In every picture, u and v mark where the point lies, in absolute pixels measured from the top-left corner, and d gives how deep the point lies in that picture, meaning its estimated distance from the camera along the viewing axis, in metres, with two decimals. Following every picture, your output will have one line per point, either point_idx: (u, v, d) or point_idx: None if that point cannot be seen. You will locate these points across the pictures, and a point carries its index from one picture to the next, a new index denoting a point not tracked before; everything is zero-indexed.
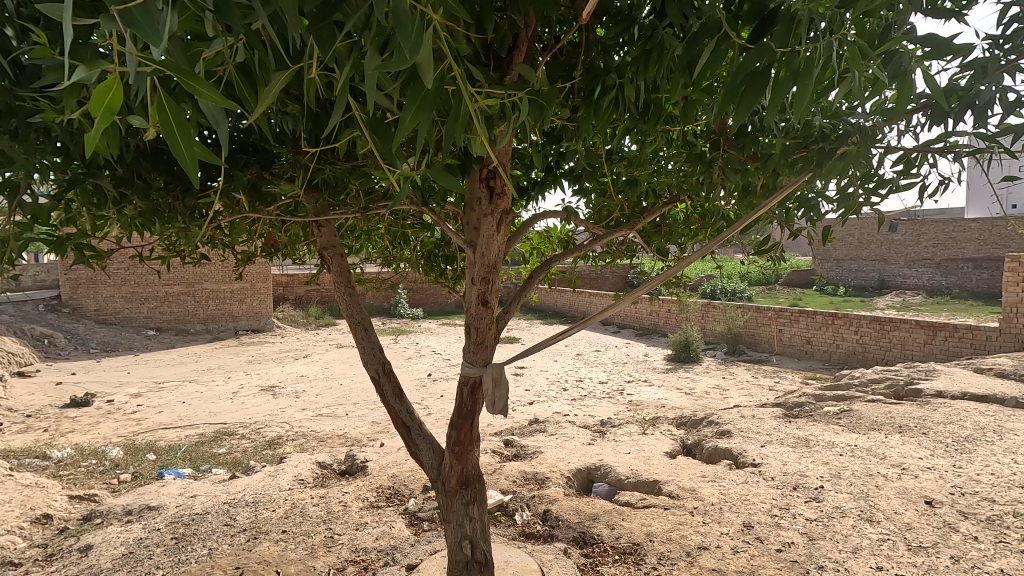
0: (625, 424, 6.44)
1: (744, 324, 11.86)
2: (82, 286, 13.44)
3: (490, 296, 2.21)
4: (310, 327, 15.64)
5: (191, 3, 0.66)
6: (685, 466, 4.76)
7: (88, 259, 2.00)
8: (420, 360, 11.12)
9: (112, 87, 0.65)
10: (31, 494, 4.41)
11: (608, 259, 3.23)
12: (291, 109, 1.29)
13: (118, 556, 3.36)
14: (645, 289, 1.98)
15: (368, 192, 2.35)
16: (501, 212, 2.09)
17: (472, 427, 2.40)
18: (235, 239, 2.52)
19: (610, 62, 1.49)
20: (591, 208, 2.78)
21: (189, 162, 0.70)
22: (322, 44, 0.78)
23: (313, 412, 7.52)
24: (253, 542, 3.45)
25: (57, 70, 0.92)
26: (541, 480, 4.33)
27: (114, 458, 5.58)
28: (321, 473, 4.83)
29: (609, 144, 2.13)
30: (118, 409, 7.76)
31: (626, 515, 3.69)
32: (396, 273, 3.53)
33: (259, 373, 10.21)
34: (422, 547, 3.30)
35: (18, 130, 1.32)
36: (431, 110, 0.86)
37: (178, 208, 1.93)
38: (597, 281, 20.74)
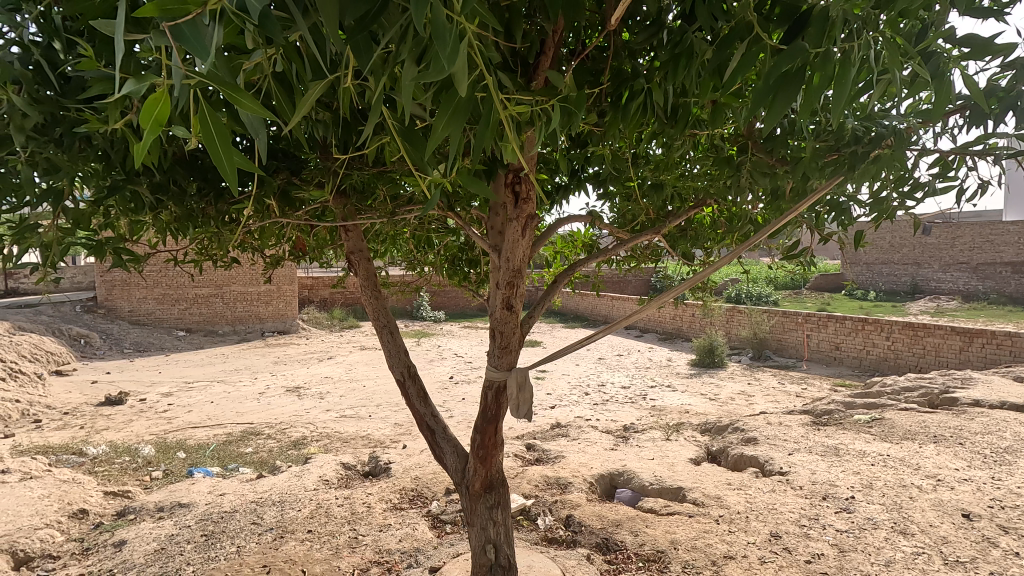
0: (649, 429, 6.37)
1: (770, 329, 11.64)
2: (116, 287, 13.83)
3: (515, 300, 2.21)
4: (334, 330, 15.87)
5: (236, 18, 0.68)
6: (710, 473, 4.69)
7: (126, 262, 2.07)
8: (442, 363, 11.18)
9: (160, 100, 0.66)
10: (68, 490, 4.54)
11: (631, 264, 3.20)
12: (323, 116, 1.32)
13: (150, 552, 3.44)
14: (669, 293, 1.93)
15: (394, 197, 2.38)
16: (526, 216, 2.10)
17: (496, 430, 2.40)
18: (264, 243, 2.57)
19: (637, 68, 1.48)
20: (616, 212, 2.77)
21: (228, 171, 0.71)
22: (359, 56, 0.79)
23: (337, 413, 7.61)
24: (279, 542, 3.50)
25: (106, 83, 0.95)
26: (564, 485, 4.30)
27: (146, 456, 5.73)
28: (345, 474, 4.88)
29: (635, 148, 2.12)
30: (149, 408, 7.97)
31: (650, 522, 3.64)
32: (420, 276, 3.54)
33: (285, 374, 10.39)
34: (444, 550, 3.32)
35: (64, 138, 1.38)
36: (463, 117, 0.87)
37: (210, 213, 1.97)
38: (620, 286, 20.59)
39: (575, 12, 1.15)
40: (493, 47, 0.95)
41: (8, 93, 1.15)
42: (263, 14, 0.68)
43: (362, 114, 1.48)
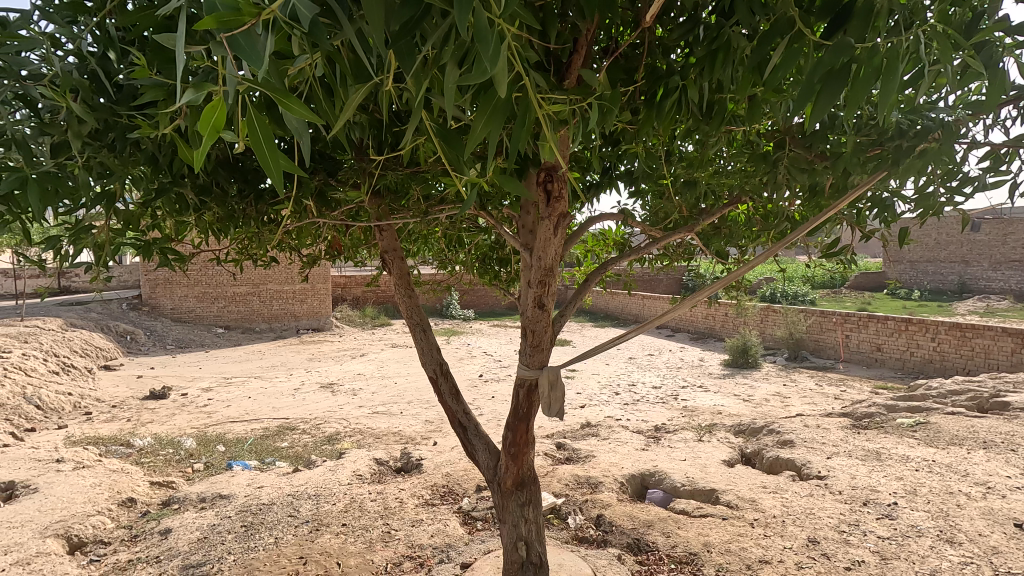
0: (681, 430, 6.29)
1: (807, 329, 11.35)
2: (160, 286, 14.36)
3: (547, 299, 2.22)
4: (366, 328, 16.16)
5: (287, 25, 0.70)
6: (745, 475, 4.60)
7: (171, 261, 2.15)
8: (472, 361, 11.25)
9: (217, 108, 0.69)
10: (117, 479, 4.75)
11: (663, 262, 3.17)
12: (361, 118, 1.35)
13: (194, 541, 3.58)
14: (704, 292, 1.91)
15: (427, 197, 2.41)
16: (558, 215, 2.10)
17: (528, 428, 2.42)
18: (302, 242, 2.63)
19: (672, 64, 1.47)
20: (648, 210, 2.75)
21: (275, 172, 0.74)
22: (401, 60, 0.80)
23: (369, 410, 7.75)
24: (315, 534, 3.59)
25: (159, 89, 1.00)
26: (594, 485, 4.29)
27: (188, 448, 5.95)
28: (378, 469, 4.97)
29: (669, 145, 2.09)
30: (191, 402, 8.26)
31: (682, 523, 3.60)
32: (451, 274, 3.58)
33: (319, 370, 10.63)
34: (476, 546, 3.35)
35: (116, 143, 1.43)
36: (501, 118, 0.88)
37: (250, 213, 2.03)
38: (650, 284, 20.38)
39: (610, 11, 1.15)
40: (529, 48, 0.96)
41: (67, 100, 1.20)
42: (311, 22, 0.71)
43: (398, 116, 1.51)
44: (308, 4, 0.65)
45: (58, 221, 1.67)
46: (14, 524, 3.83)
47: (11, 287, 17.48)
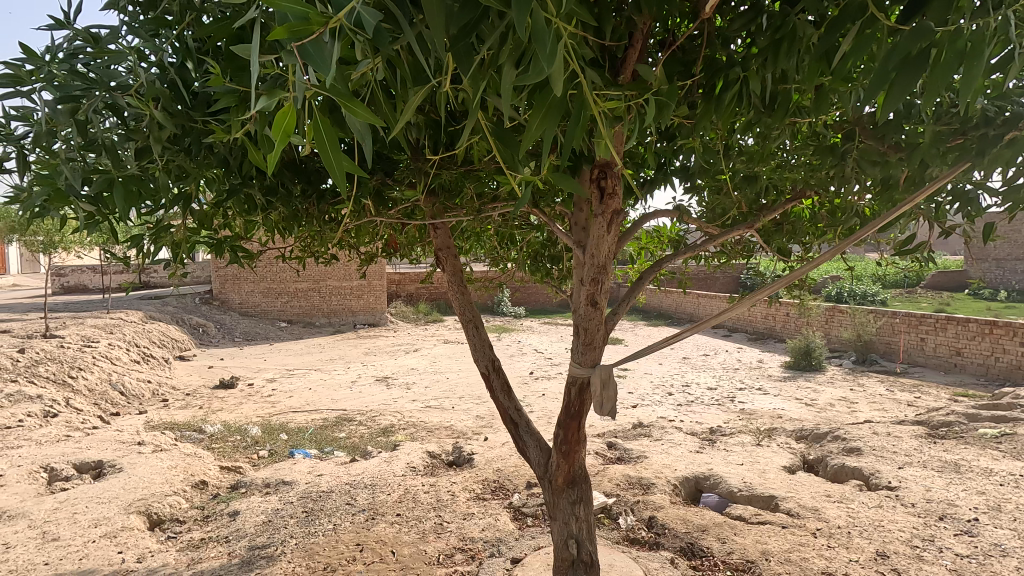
0: (737, 433, 6.09)
1: (877, 331, 10.72)
2: (229, 281, 15.19)
3: (599, 297, 2.20)
4: (420, 323, 16.52)
5: (352, 33, 0.74)
6: (807, 483, 4.40)
7: (241, 258, 2.27)
8: (523, 358, 11.30)
9: (287, 114, 0.73)
10: (190, 462, 5.08)
11: (721, 260, 3.07)
12: (418, 119, 1.39)
13: (259, 524, 3.78)
14: (764, 291, 1.83)
15: (480, 195, 2.44)
16: (612, 212, 2.08)
17: (579, 426, 2.41)
18: (360, 240, 2.72)
19: (732, 55, 1.43)
20: (705, 206, 2.67)
21: (339, 174, 0.77)
22: (460, 63, 0.83)
23: (422, 403, 7.92)
24: (371, 522, 3.72)
25: (232, 96, 1.07)
26: (647, 486, 4.21)
27: (254, 435, 6.28)
28: (430, 462, 5.08)
29: (728, 139, 2.03)
30: (257, 392, 8.71)
31: (739, 529, 3.49)
32: (502, 272, 3.60)
33: (375, 364, 10.95)
34: (526, 542, 3.37)
35: (192, 148, 1.52)
36: (557, 116, 0.88)
37: (312, 212, 2.12)
38: (707, 282, 19.81)
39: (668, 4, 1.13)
40: (586, 45, 0.96)
41: (150, 108, 1.30)
42: (376, 29, 0.74)
43: (454, 115, 1.54)
44: (373, 12, 0.68)
45: (140, 220, 1.80)
46: (103, 500, 4.16)
47: (99, 281, 18.94)
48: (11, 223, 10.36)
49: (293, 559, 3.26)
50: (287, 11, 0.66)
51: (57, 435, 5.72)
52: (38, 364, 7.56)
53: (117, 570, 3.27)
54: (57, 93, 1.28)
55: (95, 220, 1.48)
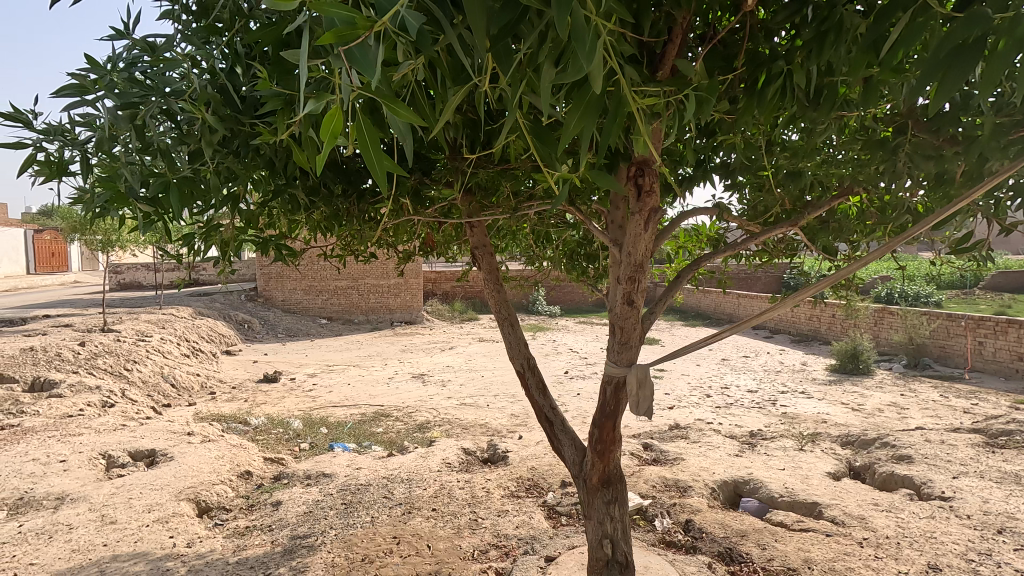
0: (779, 437, 5.91)
1: (930, 334, 10.22)
2: (273, 279, 15.71)
3: (636, 296, 2.18)
4: (455, 322, 16.70)
5: (396, 35, 0.76)
6: (854, 490, 4.24)
7: (285, 256, 2.34)
8: (557, 357, 11.25)
9: (334, 116, 0.76)
10: (236, 453, 5.28)
11: (762, 259, 3.00)
12: (455, 118, 1.40)
13: (301, 514, 3.91)
14: (809, 291, 1.77)
15: (516, 194, 2.45)
16: (649, 210, 2.05)
17: (615, 426, 2.39)
18: (399, 240, 2.76)
19: (775, 48, 1.39)
20: (745, 204, 2.61)
21: (380, 174, 0.79)
22: (500, 62, 0.84)
23: (457, 401, 8.01)
24: (408, 516, 3.78)
25: (278, 99, 1.11)
26: (683, 489, 4.14)
27: (296, 429, 6.48)
28: (465, 459, 5.13)
29: (771, 134, 1.97)
30: (298, 386, 8.98)
31: (780, 536, 3.40)
32: (538, 270, 3.60)
33: (411, 361, 11.12)
34: (560, 541, 3.38)
35: (240, 150, 1.58)
36: (595, 113, 0.88)
37: (352, 211, 2.17)
38: (747, 282, 19.30)
39: None
40: (625, 42, 0.95)
41: (203, 112, 1.36)
42: (419, 31, 0.77)
43: (490, 114, 1.55)
44: (416, 15, 0.71)
45: (192, 220, 1.88)
46: (156, 486, 4.37)
47: (152, 278, 19.84)
48: (73, 223, 10.96)
49: (332, 549, 3.35)
50: (335, 16, 0.69)
51: (114, 424, 6.03)
52: (97, 357, 7.98)
53: (169, 554, 3.42)
54: (118, 99, 1.36)
55: (152, 220, 1.56)
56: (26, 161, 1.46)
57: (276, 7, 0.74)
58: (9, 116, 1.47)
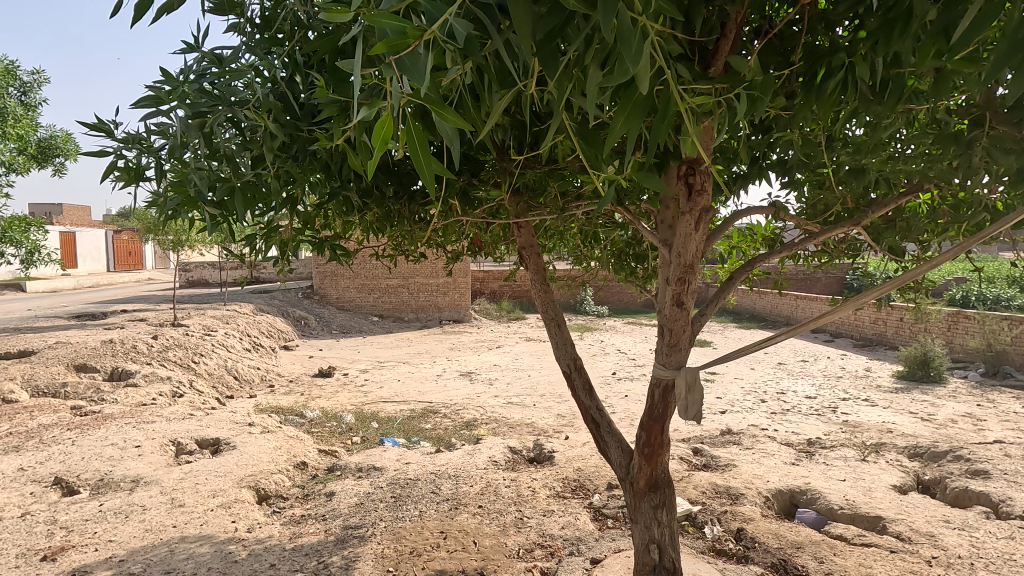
0: (840, 446, 5.64)
1: (1011, 341, 9.48)
2: (328, 278, 16.28)
3: (686, 297, 2.14)
4: (503, 321, 16.82)
5: (445, 42, 0.79)
6: (922, 506, 4.00)
7: (339, 256, 2.42)
8: (605, 358, 11.13)
9: (386, 122, 0.78)
10: (293, 444, 5.51)
11: (822, 260, 2.86)
12: (503, 120, 1.42)
13: (353, 505, 4.04)
14: (873, 293, 1.68)
15: (564, 194, 2.44)
16: (701, 210, 2.01)
17: (663, 430, 2.35)
18: (448, 240, 2.81)
19: (837, 40, 1.34)
20: (804, 202, 2.51)
21: (429, 176, 0.82)
22: (546, 65, 0.84)
23: (504, 399, 8.06)
24: (455, 512, 3.84)
25: (334, 106, 1.16)
26: (735, 496, 4.02)
27: (348, 422, 6.70)
28: (511, 457, 5.15)
29: (831, 129, 1.89)
30: (351, 381, 9.28)
31: (839, 550, 3.25)
32: (586, 270, 3.57)
33: (459, 359, 11.27)
34: (606, 544, 3.36)
35: (299, 154, 1.65)
36: (642, 113, 0.88)
37: (403, 212, 2.23)
38: (806, 283, 18.48)
39: None
40: (674, 40, 0.94)
41: (266, 120, 1.43)
42: (466, 38, 0.79)
43: (538, 116, 1.57)
44: (464, 22, 0.73)
45: (254, 222, 1.98)
46: (220, 473, 4.62)
47: (217, 276, 20.97)
48: (148, 224, 11.71)
49: (382, 540, 3.45)
50: (386, 27, 0.72)
51: (183, 413, 6.41)
52: (168, 349, 8.50)
53: (231, 537, 3.61)
54: (189, 110, 1.45)
55: (218, 223, 1.66)
56: (108, 168, 1.58)
57: (331, 19, 0.77)
58: (93, 127, 1.60)
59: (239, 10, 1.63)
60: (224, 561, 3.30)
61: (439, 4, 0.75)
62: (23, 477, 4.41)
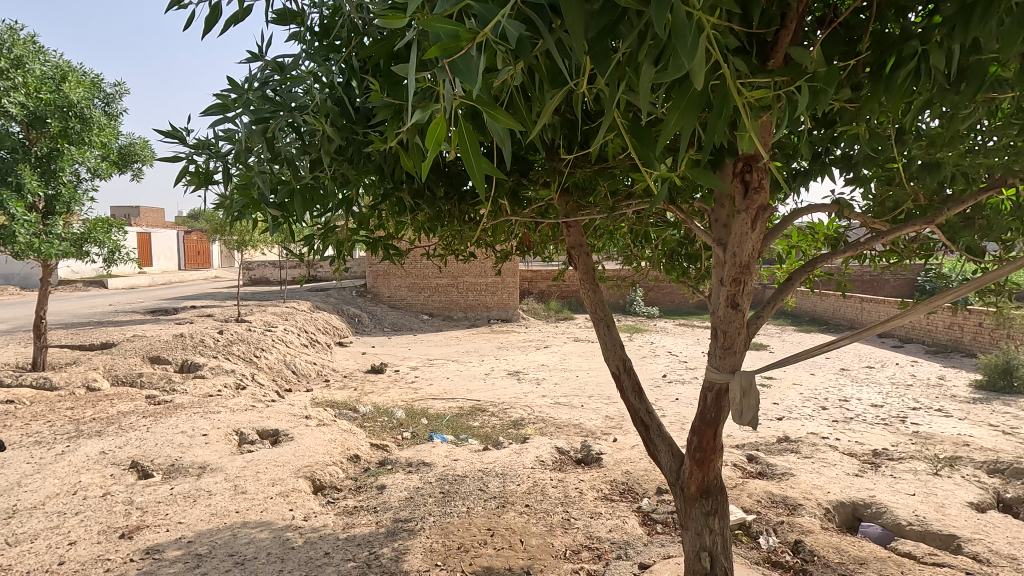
0: (909, 458, 5.31)
1: None
2: (380, 277, 16.71)
3: (741, 298, 2.07)
4: (551, 321, 16.79)
5: (497, 44, 0.79)
6: (1003, 526, 3.71)
7: (392, 255, 2.48)
8: (655, 360, 10.93)
9: (438, 124, 0.80)
10: (346, 437, 5.69)
11: (891, 261, 2.71)
12: (553, 120, 1.42)
13: (403, 498, 4.14)
14: (949, 295, 1.57)
15: (615, 193, 2.41)
16: (758, 208, 1.94)
17: (715, 435, 2.29)
18: (497, 239, 2.83)
19: (909, 27, 1.26)
20: (871, 199, 2.38)
21: (480, 176, 0.83)
22: (597, 63, 0.83)
23: (552, 399, 8.04)
24: (502, 509, 3.87)
25: (388, 108, 1.19)
26: (793, 506, 3.85)
27: (399, 418, 6.86)
28: (559, 457, 5.13)
29: (902, 122, 1.78)
30: (401, 378, 9.50)
31: (907, 568, 3.06)
32: (636, 270, 3.52)
33: (507, 358, 11.33)
34: (655, 549, 3.30)
35: (355, 157, 1.71)
36: (697, 109, 0.86)
37: (454, 212, 2.26)
38: (873, 285, 17.48)
39: None
40: (731, 33, 0.92)
41: (324, 124, 1.49)
42: (518, 39, 0.79)
43: (589, 115, 1.56)
44: (516, 24, 0.73)
45: (312, 223, 2.07)
46: (279, 463, 4.84)
47: (278, 274, 21.95)
48: (215, 225, 12.39)
49: (430, 535, 3.51)
50: (439, 31, 0.73)
51: (245, 404, 6.74)
52: (232, 343, 8.96)
53: (289, 524, 3.78)
54: (253, 116, 1.53)
55: (279, 223, 1.74)
56: (181, 173, 1.69)
57: (387, 25, 0.80)
58: (168, 134, 1.71)
59: (299, 19, 1.70)
60: (282, 547, 3.45)
61: (491, 7, 0.75)
62: (104, 459, 4.77)
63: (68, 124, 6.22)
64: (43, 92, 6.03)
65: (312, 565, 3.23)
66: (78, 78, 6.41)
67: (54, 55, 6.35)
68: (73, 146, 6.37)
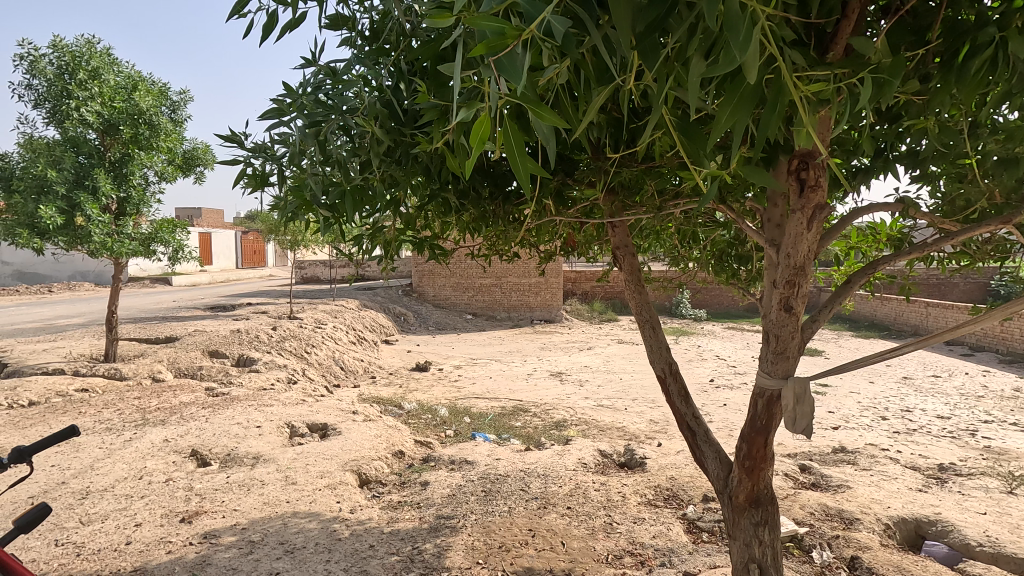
0: (979, 475, 4.97)
1: None
2: (425, 276, 16.99)
3: (795, 301, 1.98)
4: (594, 322, 16.64)
5: (543, 40, 0.79)
6: None
7: (437, 255, 2.51)
8: (703, 364, 10.64)
9: (482, 124, 0.80)
10: (391, 433, 5.81)
11: (962, 264, 2.53)
12: (600, 118, 1.40)
13: (446, 495, 4.20)
14: None
15: (662, 192, 2.36)
16: (814, 207, 1.85)
17: (766, 443, 2.20)
18: (540, 239, 2.82)
19: (985, 12, 1.18)
20: (939, 197, 2.24)
21: (524, 175, 0.82)
22: (645, 58, 0.82)
23: (595, 402, 7.96)
24: (543, 511, 3.85)
25: (434, 110, 1.21)
26: (849, 520, 3.67)
27: (442, 416, 6.94)
28: (601, 461, 5.07)
29: (976, 114, 1.67)
30: (445, 376, 9.63)
31: None
32: (683, 272, 3.43)
33: (550, 359, 11.30)
34: (701, 558, 3.22)
35: (402, 158, 1.74)
36: (750, 104, 0.83)
37: (498, 213, 2.27)
38: (940, 289, 16.48)
39: None
40: (786, 25, 0.88)
41: (373, 126, 1.52)
42: (564, 35, 0.78)
43: (636, 113, 1.53)
44: (562, 20, 0.72)
45: (361, 224, 2.12)
46: (328, 456, 4.99)
47: (328, 273, 22.66)
48: (270, 225, 12.89)
49: (472, 533, 3.54)
50: (485, 29, 0.73)
51: (296, 398, 6.98)
52: (284, 339, 9.29)
53: (336, 516, 3.88)
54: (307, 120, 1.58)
55: (330, 224, 1.79)
56: (239, 175, 1.77)
57: (434, 24, 0.80)
58: (228, 139, 1.79)
59: (350, 24, 1.74)
60: (329, 538, 3.56)
61: (537, 3, 0.75)
62: (166, 447, 5.03)
63: (138, 130, 6.60)
64: (116, 101, 6.44)
65: (358, 557, 3.31)
66: (148, 87, 6.79)
67: (127, 67, 6.77)
68: (143, 151, 6.76)
